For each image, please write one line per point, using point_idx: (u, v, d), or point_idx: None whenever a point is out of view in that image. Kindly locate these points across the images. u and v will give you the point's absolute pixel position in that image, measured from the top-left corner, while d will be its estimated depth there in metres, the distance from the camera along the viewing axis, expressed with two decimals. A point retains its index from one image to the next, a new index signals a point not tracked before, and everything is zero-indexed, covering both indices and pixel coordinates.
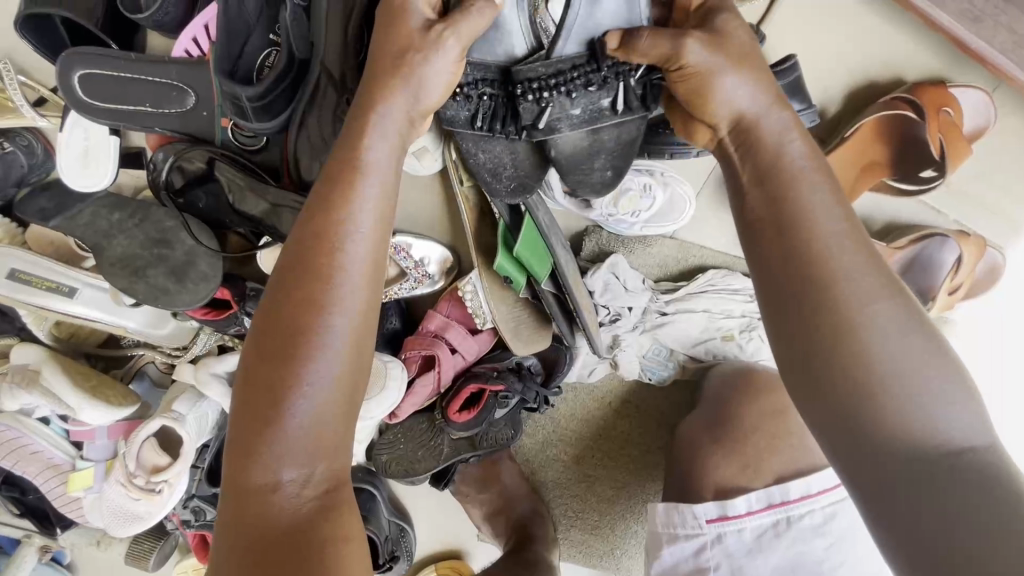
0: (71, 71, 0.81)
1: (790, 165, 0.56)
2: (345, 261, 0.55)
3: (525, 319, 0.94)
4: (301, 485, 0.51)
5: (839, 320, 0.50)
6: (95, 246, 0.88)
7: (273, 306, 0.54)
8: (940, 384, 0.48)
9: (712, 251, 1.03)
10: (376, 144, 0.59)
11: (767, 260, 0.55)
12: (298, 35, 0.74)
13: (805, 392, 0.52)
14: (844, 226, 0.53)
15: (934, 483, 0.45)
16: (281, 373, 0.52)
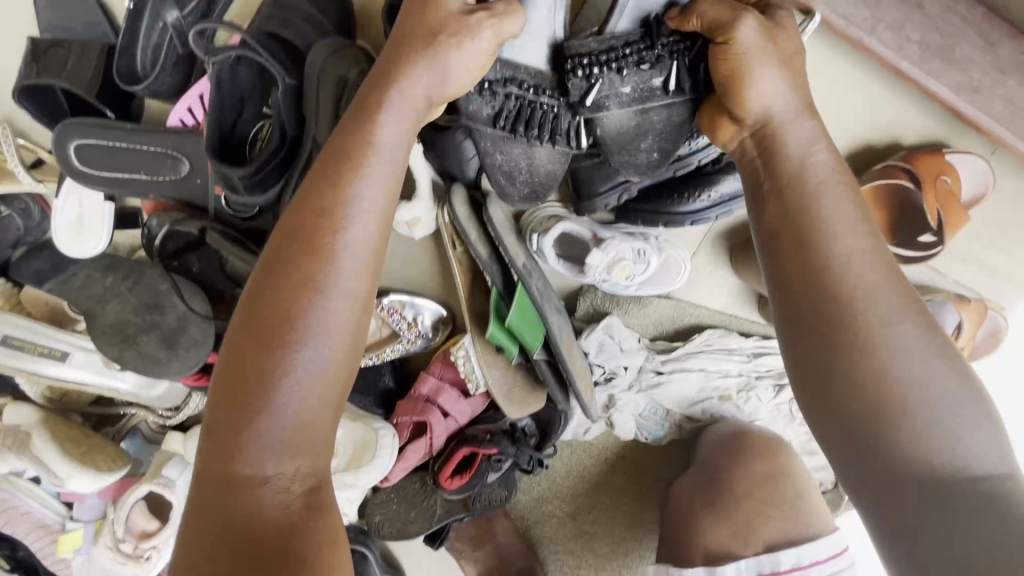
0: (67, 141, 0.82)
1: (813, 180, 0.60)
2: (339, 253, 0.57)
3: (519, 381, 0.94)
4: (284, 480, 0.53)
5: (858, 336, 0.54)
6: (88, 310, 0.87)
7: (260, 295, 0.56)
8: (965, 406, 0.52)
9: (709, 311, 1.02)
10: (374, 138, 0.60)
11: (782, 265, 0.59)
12: (291, 110, 0.74)
13: (821, 406, 0.56)
14: (867, 242, 0.58)
15: (951, 502, 0.48)
16: (268, 362, 0.54)
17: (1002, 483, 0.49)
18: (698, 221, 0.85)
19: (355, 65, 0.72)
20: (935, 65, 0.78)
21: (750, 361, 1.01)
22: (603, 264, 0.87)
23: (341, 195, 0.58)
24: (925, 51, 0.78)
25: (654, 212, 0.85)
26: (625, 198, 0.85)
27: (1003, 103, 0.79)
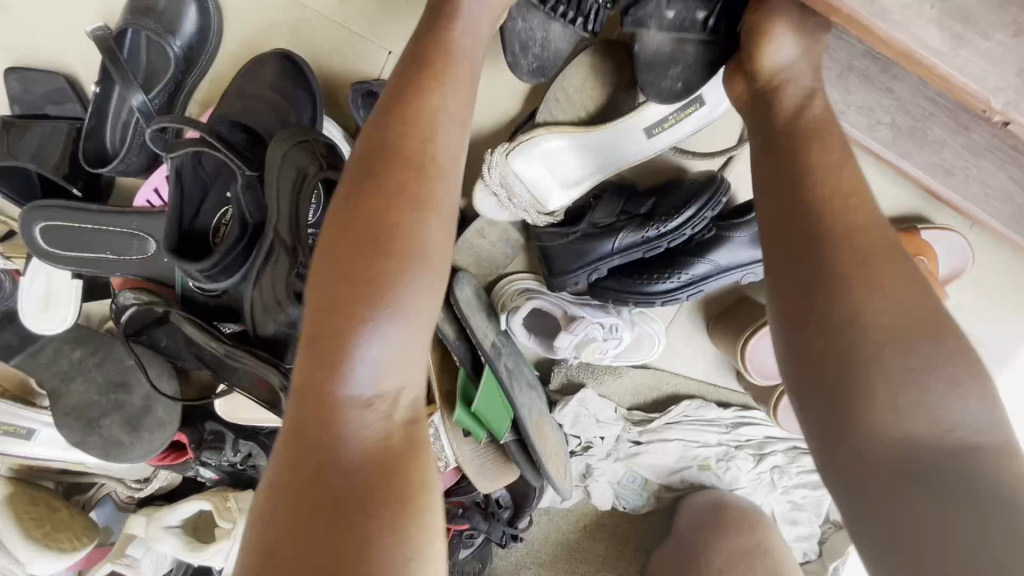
0: (33, 223, 0.82)
1: (807, 125, 0.55)
2: (431, 164, 0.54)
3: (493, 455, 0.91)
4: (383, 410, 0.50)
5: (853, 277, 0.48)
6: (54, 389, 0.87)
7: (351, 204, 0.52)
8: (946, 370, 0.45)
9: (687, 379, 1.00)
10: (454, 57, 0.58)
11: (772, 213, 0.54)
12: (253, 202, 0.74)
13: (795, 359, 0.50)
14: (848, 182, 0.52)
15: (928, 472, 0.42)
16: (365, 276, 0.50)
17: (995, 460, 0.42)
18: (669, 301, 0.84)
19: (316, 160, 0.71)
20: (907, 147, 0.77)
21: (730, 431, 0.99)
22: (572, 344, 0.86)
23: (427, 108, 0.55)
24: (896, 133, 0.76)
25: (625, 291, 0.84)
26: (595, 277, 0.85)
27: (978, 185, 0.77)
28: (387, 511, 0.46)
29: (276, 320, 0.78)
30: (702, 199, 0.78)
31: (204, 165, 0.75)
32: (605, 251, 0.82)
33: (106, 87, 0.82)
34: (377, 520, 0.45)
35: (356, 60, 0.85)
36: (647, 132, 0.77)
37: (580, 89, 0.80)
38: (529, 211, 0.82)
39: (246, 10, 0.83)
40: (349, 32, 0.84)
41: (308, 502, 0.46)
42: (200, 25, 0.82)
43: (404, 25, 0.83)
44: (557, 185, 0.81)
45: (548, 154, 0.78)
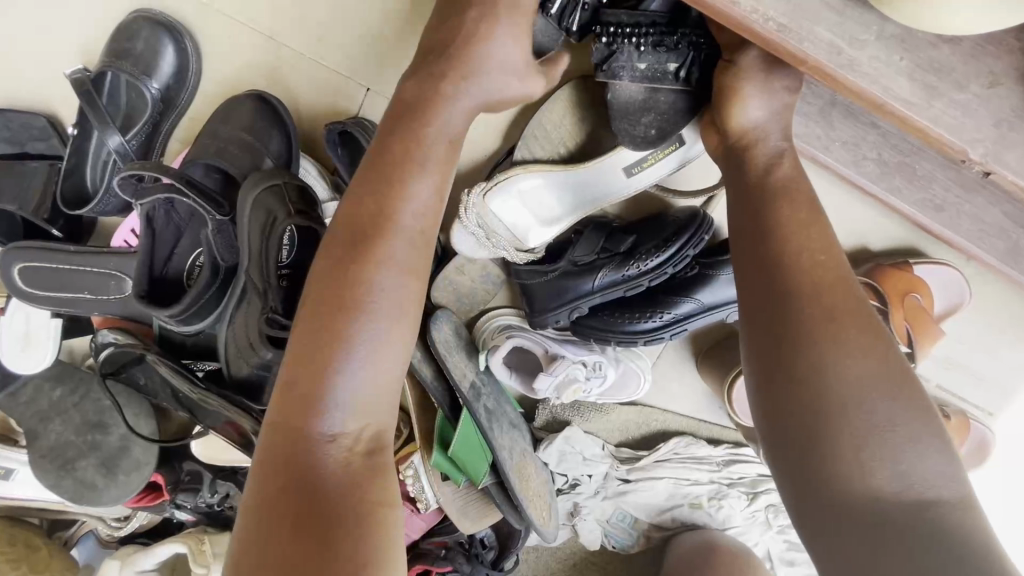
0: (11, 265, 0.82)
1: (774, 183, 0.57)
2: (407, 226, 0.56)
3: (474, 495, 0.89)
4: (350, 442, 0.50)
5: (820, 327, 0.49)
6: (31, 429, 0.87)
7: (336, 256, 0.54)
8: (904, 417, 0.45)
9: (676, 415, 0.97)
10: (444, 114, 0.59)
11: (744, 258, 0.55)
12: (226, 245, 0.74)
13: (766, 404, 0.50)
14: (817, 229, 0.54)
15: (892, 520, 0.42)
16: (344, 324, 0.51)
17: (954, 516, 0.42)
18: (652, 340, 0.82)
19: (287, 206, 0.71)
20: (897, 182, 0.74)
21: (722, 469, 0.96)
22: (553, 385, 0.83)
23: (410, 170, 0.56)
24: (882, 169, 0.73)
25: (605, 330, 0.82)
26: (576, 316, 0.83)
27: (973, 221, 0.73)
28: (354, 539, 0.45)
29: (249, 361, 0.77)
30: (683, 237, 0.76)
31: (177, 209, 0.75)
32: (585, 289, 0.80)
33: (83, 127, 0.83)
34: (342, 548, 0.44)
35: (334, 99, 0.85)
36: (625, 172, 0.75)
37: (559, 127, 0.78)
38: (509, 249, 0.80)
39: (225, 50, 0.84)
40: (327, 71, 0.84)
41: (279, 510, 0.46)
42: (178, 67, 0.83)
43: (380, 64, 0.83)
44: (536, 221, 0.79)
45: (525, 193, 0.77)
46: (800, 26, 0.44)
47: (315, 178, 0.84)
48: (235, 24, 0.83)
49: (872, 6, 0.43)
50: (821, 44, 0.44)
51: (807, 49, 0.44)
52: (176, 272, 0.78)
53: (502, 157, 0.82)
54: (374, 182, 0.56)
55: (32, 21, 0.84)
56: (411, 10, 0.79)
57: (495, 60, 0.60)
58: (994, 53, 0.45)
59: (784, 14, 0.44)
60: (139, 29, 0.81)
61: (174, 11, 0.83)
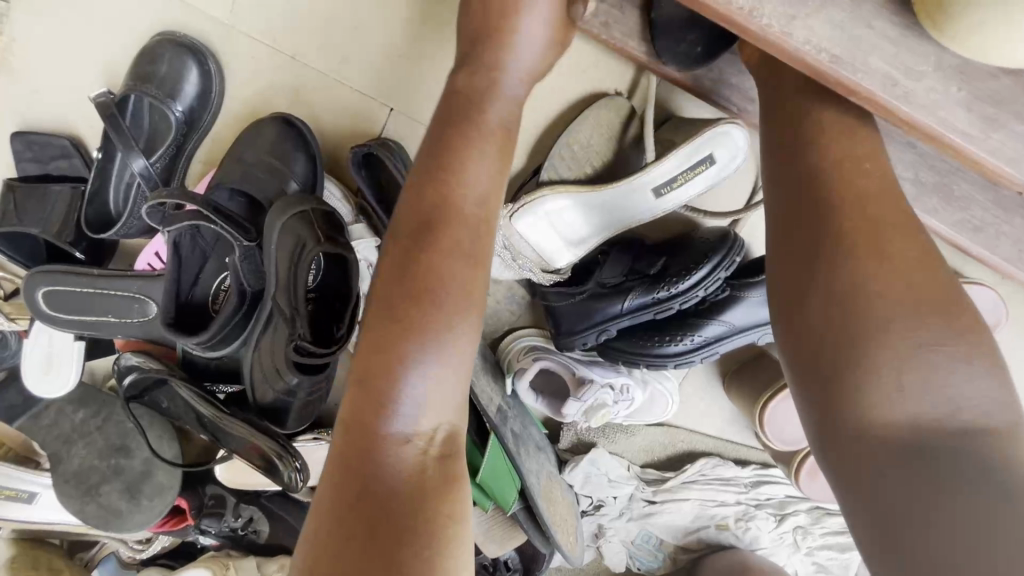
0: (35, 289, 0.81)
1: (818, 118, 0.51)
2: (466, 215, 0.54)
3: (499, 518, 0.88)
4: (423, 441, 0.48)
5: (860, 244, 0.46)
6: (54, 453, 0.87)
7: (400, 253, 0.52)
8: (957, 350, 0.42)
9: (702, 435, 0.95)
10: (496, 101, 0.58)
11: (779, 176, 0.52)
12: (251, 271, 0.73)
13: (792, 326, 0.48)
14: (867, 148, 0.50)
15: (935, 451, 0.40)
16: (409, 319, 0.49)
17: (991, 446, 0.39)
18: (681, 364, 0.80)
19: (315, 231, 0.70)
20: (935, 202, 0.72)
21: (749, 491, 0.95)
22: (581, 410, 0.83)
23: (467, 159, 0.55)
24: (920, 189, 0.72)
25: (635, 353, 0.81)
26: (604, 338, 0.81)
27: (1013, 242, 0.72)
28: (424, 533, 0.43)
29: (274, 386, 0.76)
30: (715, 259, 0.74)
31: (202, 234, 0.74)
32: (614, 312, 0.79)
33: (107, 150, 0.82)
34: (411, 544, 0.42)
35: (357, 119, 0.84)
36: (655, 191, 0.72)
37: (586, 146, 0.77)
38: (534, 271, 0.79)
39: (249, 70, 0.84)
40: (351, 92, 0.83)
41: (345, 506, 0.44)
42: (201, 88, 0.83)
43: (405, 85, 0.82)
44: (564, 243, 0.77)
45: (553, 215, 0.75)
46: (854, 57, 0.43)
47: (340, 200, 0.83)
48: (260, 45, 0.82)
49: (930, 36, 0.42)
50: (875, 75, 0.43)
51: (860, 80, 0.43)
52: (201, 296, 0.77)
53: (531, 173, 0.82)
54: (431, 174, 0.54)
55: (57, 44, 0.84)
56: (439, 33, 0.80)
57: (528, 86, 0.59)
58: None
59: (837, 44, 0.43)
60: (163, 51, 0.81)
61: (199, 33, 0.83)
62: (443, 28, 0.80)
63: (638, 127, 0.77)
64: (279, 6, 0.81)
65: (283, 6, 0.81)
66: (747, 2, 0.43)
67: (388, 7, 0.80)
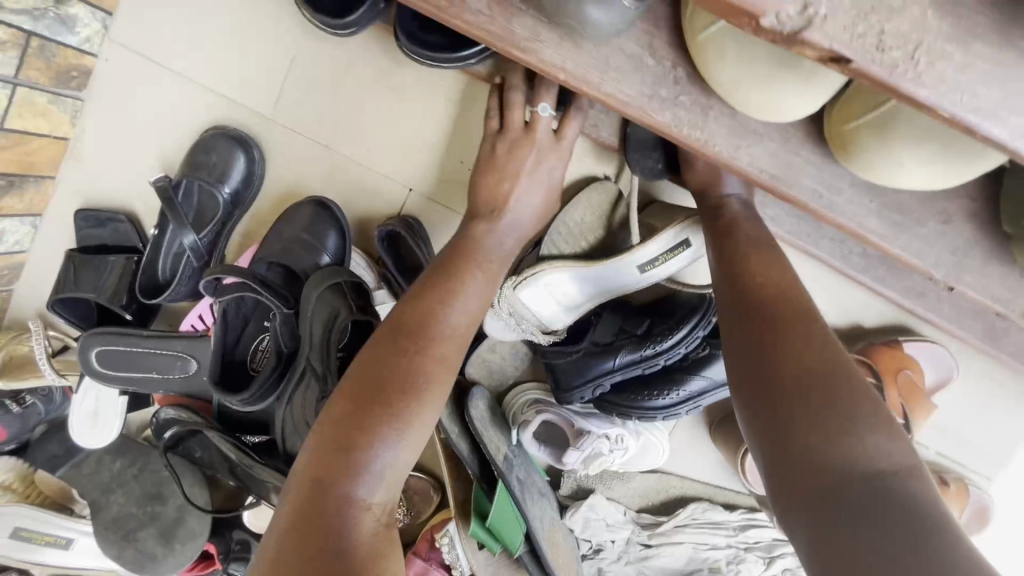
0: (89, 348, 0.90)
1: (737, 240, 0.69)
2: (445, 333, 0.66)
3: (506, 563, 0.94)
4: (377, 512, 0.56)
5: (773, 322, 0.59)
6: (94, 500, 0.94)
7: (393, 348, 0.63)
8: (862, 411, 0.49)
9: (693, 481, 1.03)
10: (519, 209, 0.76)
11: (722, 272, 0.67)
12: (287, 333, 0.83)
13: (737, 387, 0.58)
14: (775, 258, 0.66)
15: (843, 483, 0.46)
16: (398, 401, 0.59)
17: (902, 486, 0.44)
18: (669, 415, 0.90)
19: (347, 303, 0.81)
20: (880, 273, 0.84)
21: (739, 534, 1.01)
22: (580, 458, 0.91)
23: (464, 279, 0.70)
24: (867, 261, 0.84)
25: (626, 406, 0.90)
26: (599, 392, 0.91)
27: (950, 306, 0.84)
28: None
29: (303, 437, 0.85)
30: (694, 320, 0.85)
31: (246, 302, 0.85)
32: (606, 367, 0.89)
33: (162, 226, 0.94)
34: None
35: (381, 199, 0.97)
36: (640, 268, 0.83)
37: (580, 224, 0.89)
38: (534, 332, 0.89)
39: (289, 158, 0.97)
40: (376, 176, 0.96)
41: (300, 549, 0.49)
42: (246, 172, 0.95)
43: (423, 172, 0.96)
44: (562, 310, 0.89)
45: (552, 285, 0.86)
46: (787, 176, 0.55)
47: (366, 269, 0.95)
48: (298, 136, 0.96)
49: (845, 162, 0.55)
50: (805, 190, 0.55)
51: (795, 193, 0.55)
52: (242, 355, 0.87)
53: (531, 245, 0.93)
54: (430, 290, 0.68)
55: (124, 136, 0.99)
56: (453, 128, 0.93)
57: (528, 190, 0.76)
58: (946, 197, 0.55)
59: (773, 167, 0.55)
60: (214, 142, 0.94)
61: (246, 127, 0.97)
62: (455, 123, 0.93)
63: (625, 210, 0.89)
64: (316, 105, 0.95)
65: (319, 105, 0.95)
66: (702, 134, 0.56)
67: (409, 106, 0.93)
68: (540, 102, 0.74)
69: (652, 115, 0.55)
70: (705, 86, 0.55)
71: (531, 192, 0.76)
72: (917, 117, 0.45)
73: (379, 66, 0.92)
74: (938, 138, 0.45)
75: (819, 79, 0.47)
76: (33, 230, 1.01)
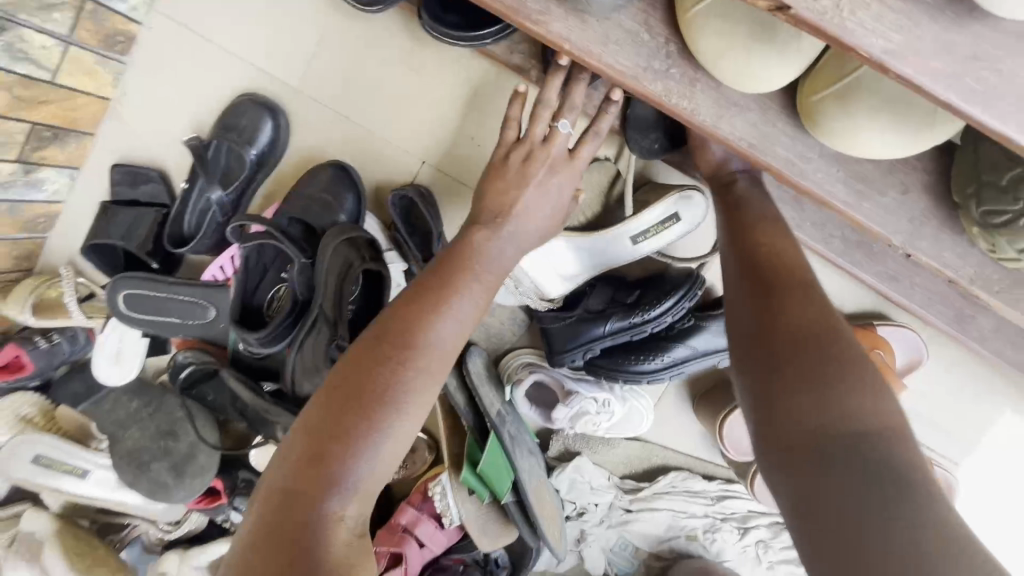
0: (117, 291, 0.96)
1: (742, 211, 0.73)
2: (433, 345, 0.66)
3: (494, 515, 1.00)
4: (348, 522, 0.56)
5: (774, 291, 0.61)
6: (111, 434, 1.01)
7: (375, 353, 0.63)
8: (862, 376, 0.51)
9: (675, 451, 1.09)
10: (525, 219, 0.77)
11: (732, 244, 0.70)
12: (302, 282, 0.89)
13: (738, 350, 0.60)
14: (775, 229, 0.70)
15: (839, 461, 0.46)
16: (374, 407, 0.60)
17: (891, 451, 0.46)
18: (655, 379, 0.96)
19: (360, 254, 0.88)
20: (857, 258, 0.90)
21: (715, 504, 1.07)
22: (568, 416, 0.98)
23: (456, 290, 0.70)
24: (844, 246, 0.90)
25: (614, 370, 0.96)
26: (589, 356, 0.97)
27: (921, 292, 0.90)
28: None
29: (313, 380, 0.91)
30: (680, 292, 0.91)
31: (265, 252, 0.92)
32: (598, 333, 0.95)
33: (193, 182, 1.02)
34: None
35: (396, 169, 1.04)
36: (632, 240, 0.90)
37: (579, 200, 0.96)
38: (532, 297, 0.97)
39: (313, 127, 1.04)
40: (393, 148, 1.03)
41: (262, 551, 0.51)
42: (272, 137, 1.02)
43: (436, 146, 1.03)
44: (561, 279, 0.95)
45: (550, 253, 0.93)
46: (763, 145, 0.62)
47: (377, 231, 1.01)
48: (323, 107, 1.03)
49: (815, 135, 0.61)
50: (779, 158, 0.62)
51: (770, 161, 0.62)
52: (259, 302, 0.93)
53: None
54: (421, 296, 0.68)
55: (161, 100, 1.06)
56: (467, 107, 1.00)
57: (540, 202, 0.78)
58: (904, 171, 0.62)
59: (752, 136, 0.62)
60: (245, 108, 1.01)
61: (275, 96, 1.04)
62: (469, 102, 1.00)
63: (620, 187, 0.96)
64: (341, 79, 1.02)
65: (345, 79, 1.02)
66: (689, 104, 0.62)
67: (427, 84, 1.00)
68: (561, 119, 0.76)
69: (646, 85, 0.62)
70: (694, 61, 0.62)
71: (543, 204, 0.78)
72: (873, 88, 0.52)
73: (402, 46, 0.99)
74: (889, 110, 0.52)
75: (790, 54, 0.54)
76: (70, 183, 1.08)
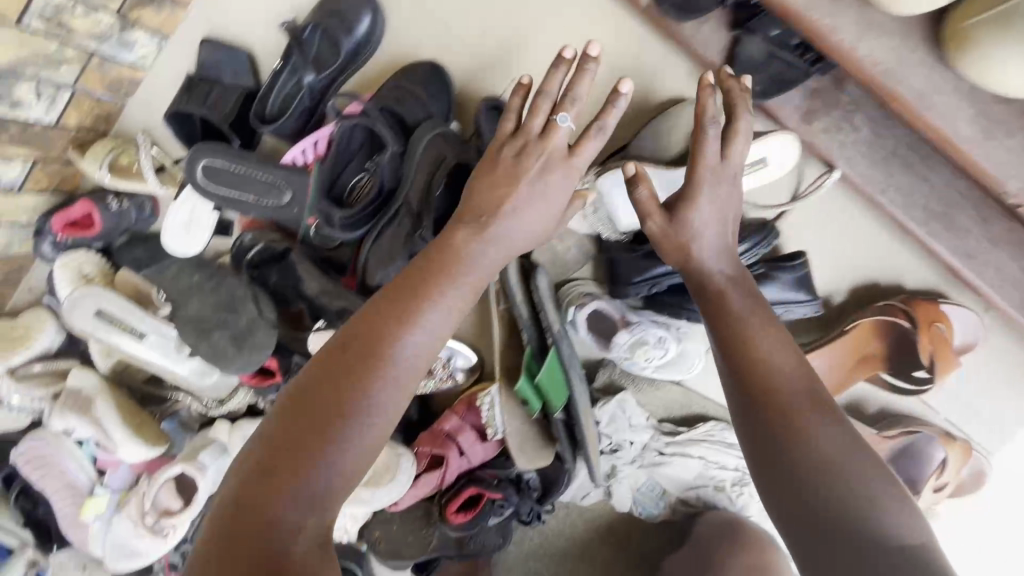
0: (197, 160, 0.97)
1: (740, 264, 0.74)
2: (400, 358, 0.59)
3: (534, 434, 1.01)
4: (307, 535, 0.51)
5: (776, 396, 0.62)
6: (174, 300, 1.02)
7: (337, 360, 0.57)
8: (877, 482, 0.56)
9: (716, 403, 1.11)
10: (510, 223, 0.69)
11: (721, 331, 0.69)
12: (391, 171, 0.91)
13: (752, 451, 0.63)
14: (759, 311, 0.69)
15: None
16: (333, 420, 0.54)
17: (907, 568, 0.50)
18: None
19: (453, 149, 0.88)
20: (936, 228, 0.90)
21: None
22: (627, 343, 1.00)
23: (433, 292, 0.63)
24: (928, 215, 0.90)
25: (678, 306, 0.98)
26: (655, 290, 0.97)
27: (995, 271, 0.89)
28: None
29: (386, 268, 0.90)
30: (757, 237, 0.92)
31: (356, 138, 0.93)
32: (667, 269, 0.94)
33: (285, 63, 1.02)
34: None
35: (485, 81, 1.03)
36: None
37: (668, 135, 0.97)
38: (605, 228, 0.98)
39: (408, 28, 1.04)
40: (485, 60, 1.03)
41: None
42: (368, 31, 1.02)
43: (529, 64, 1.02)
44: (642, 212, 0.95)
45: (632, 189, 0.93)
46: None
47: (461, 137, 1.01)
48: (420, 8, 1.03)
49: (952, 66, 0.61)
50: None
51: None
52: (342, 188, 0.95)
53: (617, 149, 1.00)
54: (391, 300, 0.61)
55: None
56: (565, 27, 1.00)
57: (536, 204, 0.69)
58: None
59: None
60: None
61: None
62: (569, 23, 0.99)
63: None
64: None
65: None
66: None
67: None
68: (561, 112, 0.69)
69: None
70: None
71: (542, 207, 0.70)
72: None
73: None
74: None
75: None
76: (157, 51, 1.08)
